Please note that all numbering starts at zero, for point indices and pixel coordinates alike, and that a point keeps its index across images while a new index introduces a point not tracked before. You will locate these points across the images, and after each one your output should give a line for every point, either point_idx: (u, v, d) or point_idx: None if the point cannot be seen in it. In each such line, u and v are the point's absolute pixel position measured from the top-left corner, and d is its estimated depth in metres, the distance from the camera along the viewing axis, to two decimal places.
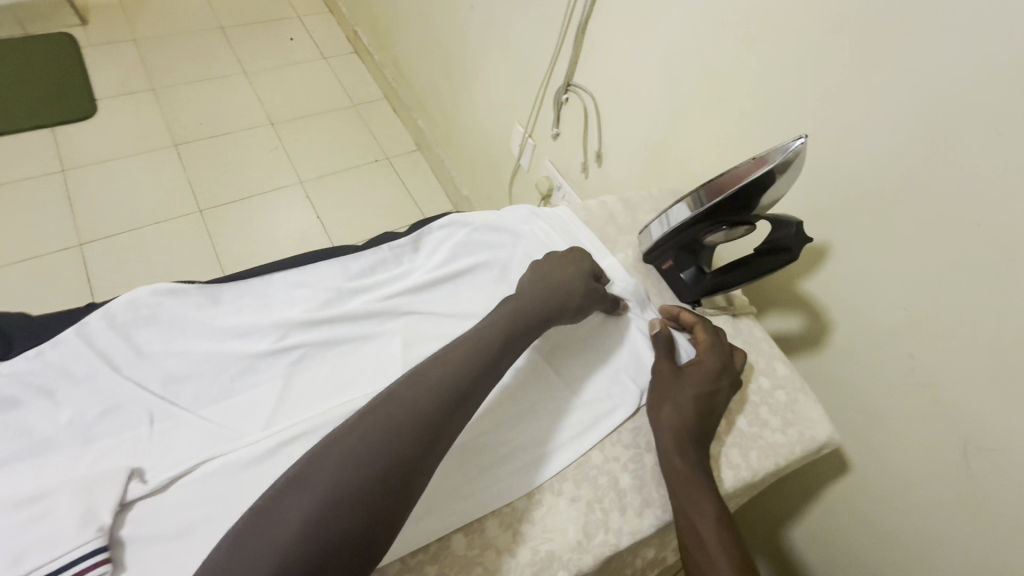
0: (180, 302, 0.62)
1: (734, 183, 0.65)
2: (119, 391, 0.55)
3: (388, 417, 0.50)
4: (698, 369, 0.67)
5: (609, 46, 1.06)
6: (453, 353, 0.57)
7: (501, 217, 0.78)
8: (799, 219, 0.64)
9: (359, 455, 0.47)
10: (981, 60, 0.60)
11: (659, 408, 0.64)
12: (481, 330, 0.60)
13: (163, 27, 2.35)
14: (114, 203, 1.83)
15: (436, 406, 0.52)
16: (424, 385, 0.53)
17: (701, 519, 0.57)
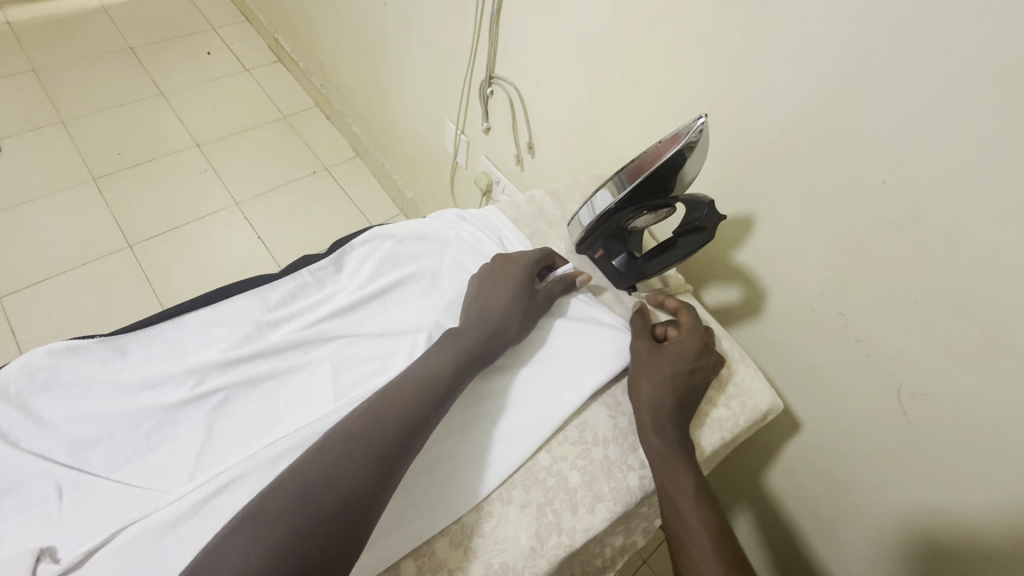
0: (80, 360, 0.57)
1: (650, 165, 0.65)
2: (18, 467, 0.51)
3: (346, 452, 0.49)
4: (679, 344, 0.68)
5: (523, 35, 1.04)
6: (402, 386, 0.55)
7: (425, 225, 0.76)
8: (711, 198, 0.65)
9: (317, 490, 0.46)
10: (865, 24, 0.61)
11: (641, 380, 0.65)
12: (429, 357, 0.59)
13: (65, 53, 2.19)
14: (32, 248, 1.71)
15: (391, 435, 0.51)
16: (374, 419, 0.52)
17: (677, 491, 0.58)
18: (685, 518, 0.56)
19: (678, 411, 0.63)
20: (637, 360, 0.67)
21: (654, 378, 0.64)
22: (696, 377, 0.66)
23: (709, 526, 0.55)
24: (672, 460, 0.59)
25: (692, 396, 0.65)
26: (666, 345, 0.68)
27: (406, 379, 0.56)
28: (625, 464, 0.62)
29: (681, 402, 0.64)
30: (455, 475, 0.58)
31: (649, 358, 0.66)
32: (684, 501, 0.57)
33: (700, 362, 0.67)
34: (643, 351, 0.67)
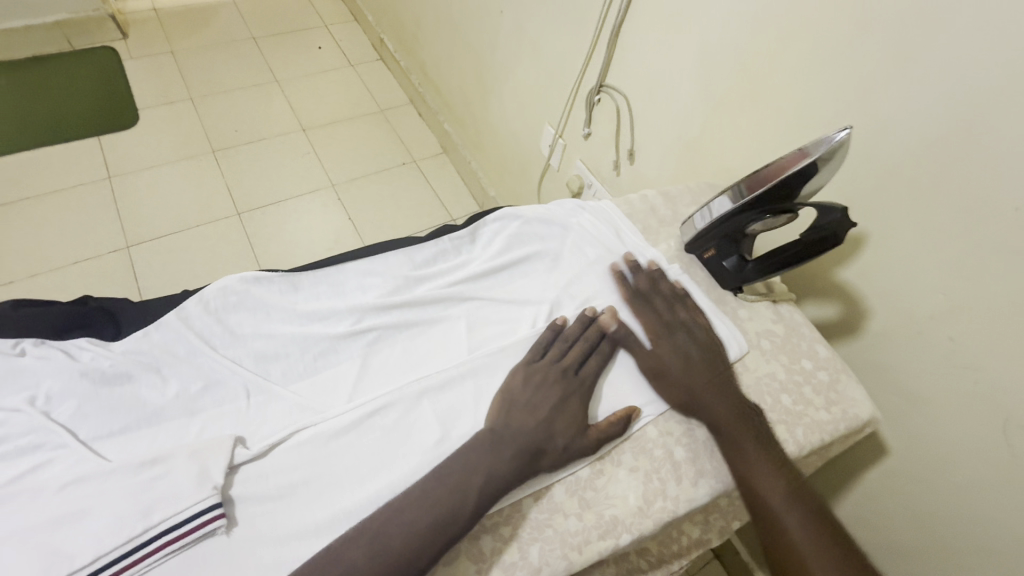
0: (265, 289, 0.67)
1: (778, 176, 0.68)
2: (217, 369, 0.61)
3: (512, 412, 0.61)
4: (679, 332, 0.72)
5: (642, 49, 1.11)
6: (553, 362, 0.66)
7: (549, 210, 0.83)
8: (844, 206, 0.66)
9: (492, 439, 0.58)
10: (1012, 59, 0.63)
11: (668, 370, 0.68)
12: (543, 409, 0.61)
13: (199, 39, 2.44)
14: (159, 206, 1.91)
15: (549, 400, 0.62)
16: (534, 385, 0.63)
17: (746, 459, 0.63)
18: (759, 492, 0.61)
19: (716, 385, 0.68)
20: (659, 355, 0.69)
21: (679, 364, 0.69)
22: (714, 348, 0.72)
23: (783, 493, 0.60)
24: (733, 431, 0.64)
25: (723, 369, 0.70)
26: (674, 330, 0.72)
27: (534, 416, 0.60)
28: None
29: (717, 382, 0.68)
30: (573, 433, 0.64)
31: (669, 350, 0.70)
32: (757, 475, 0.61)
33: (707, 336, 0.73)
34: (662, 346, 0.70)
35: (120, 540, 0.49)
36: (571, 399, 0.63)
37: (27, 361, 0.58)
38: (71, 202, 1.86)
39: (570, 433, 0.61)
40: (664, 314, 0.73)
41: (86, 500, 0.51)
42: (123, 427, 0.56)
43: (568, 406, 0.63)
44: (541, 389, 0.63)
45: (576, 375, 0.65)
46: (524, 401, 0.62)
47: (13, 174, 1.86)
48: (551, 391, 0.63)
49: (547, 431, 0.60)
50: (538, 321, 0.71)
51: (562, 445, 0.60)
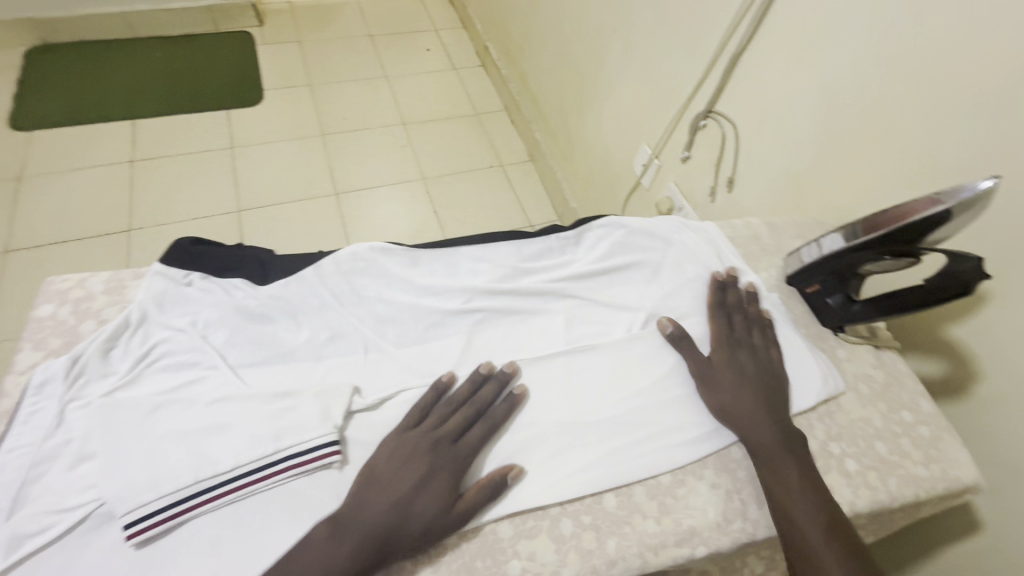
0: (389, 259, 0.74)
1: (900, 221, 0.66)
2: (342, 324, 0.68)
3: (368, 490, 0.54)
4: (745, 349, 0.70)
5: (760, 79, 1.11)
6: (430, 428, 0.59)
7: (653, 224, 0.85)
8: (981, 255, 0.63)
9: (338, 529, 0.52)
10: None
11: (722, 378, 0.67)
12: (402, 484, 0.55)
13: (322, 32, 2.66)
14: (270, 179, 2.09)
15: (409, 473, 0.55)
16: (398, 454, 0.57)
17: (784, 484, 0.60)
18: (794, 522, 0.58)
19: (766, 411, 0.65)
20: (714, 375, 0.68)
21: (735, 381, 0.67)
22: (775, 374, 0.69)
23: (822, 525, 0.57)
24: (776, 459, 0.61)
25: (779, 396, 0.67)
26: (736, 352, 0.70)
27: (393, 498, 0.54)
28: None
29: (772, 399, 0.66)
30: (660, 436, 0.65)
31: (728, 369, 0.68)
32: (796, 506, 0.58)
33: (773, 363, 0.70)
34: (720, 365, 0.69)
35: (255, 455, 0.55)
36: (439, 469, 0.56)
37: (193, 291, 0.67)
38: (197, 165, 2.05)
39: (435, 507, 0.54)
40: (738, 331, 0.72)
41: (230, 417, 0.58)
42: (262, 360, 0.63)
43: (434, 480, 0.56)
44: (407, 465, 0.56)
45: (455, 447, 0.58)
46: (386, 478, 0.55)
47: (155, 134, 2.09)
48: (417, 467, 0.56)
49: (401, 510, 0.53)
50: (633, 327, 0.73)
51: (422, 526, 0.53)
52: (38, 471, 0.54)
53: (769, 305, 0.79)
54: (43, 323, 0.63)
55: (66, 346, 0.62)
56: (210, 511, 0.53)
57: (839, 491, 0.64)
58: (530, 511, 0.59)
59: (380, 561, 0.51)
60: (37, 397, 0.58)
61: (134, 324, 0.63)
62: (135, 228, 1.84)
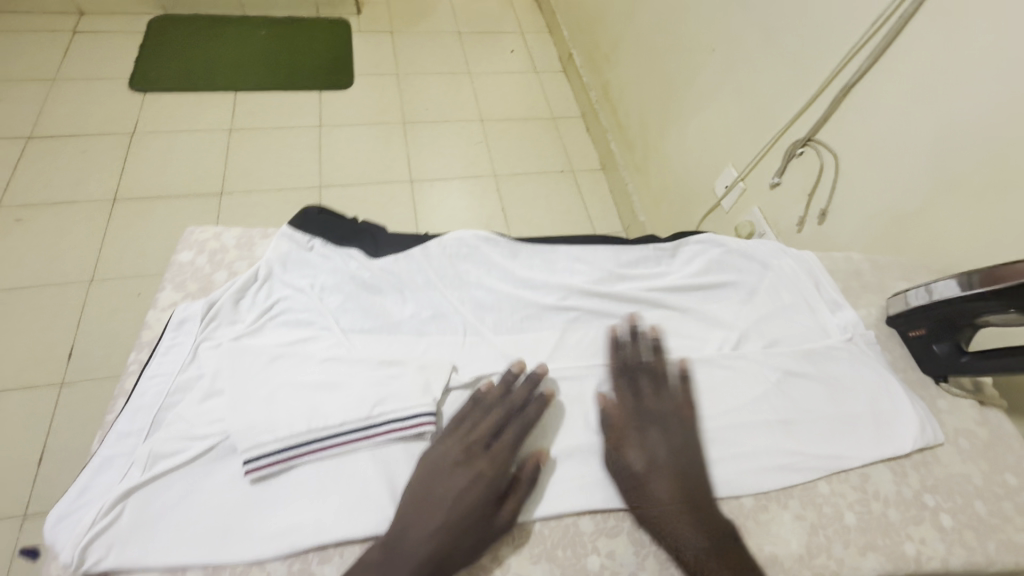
0: (492, 249, 0.76)
1: (1016, 278, 0.62)
2: (444, 304, 0.71)
3: (411, 507, 0.53)
4: (654, 426, 0.64)
5: (872, 111, 1.07)
6: (465, 436, 0.58)
7: (751, 246, 0.84)
8: None
9: (393, 552, 0.51)
10: None
11: (632, 470, 0.60)
12: (447, 501, 0.54)
13: (413, 25, 2.76)
14: (352, 159, 2.17)
15: (455, 486, 0.55)
16: (433, 465, 0.56)
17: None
18: None
19: (678, 483, 0.60)
20: (624, 449, 0.62)
21: (646, 462, 0.60)
22: (688, 447, 0.63)
23: None
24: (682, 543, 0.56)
25: (692, 477, 0.61)
26: (645, 424, 0.64)
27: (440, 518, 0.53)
28: (903, 531, 0.62)
29: (683, 475, 0.61)
30: (749, 457, 0.64)
31: (636, 449, 0.62)
32: None
33: (688, 433, 0.64)
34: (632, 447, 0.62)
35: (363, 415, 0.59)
36: (479, 480, 0.56)
37: (314, 255, 0.72)
38: (287, 138, 2.15)
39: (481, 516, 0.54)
40: (638, 401, 0.66)
41: (339, 375, 0.62)
42: (370, 327, 0.67)
43: (476, 492, 0.55)
44: (449, 481, 0.55)
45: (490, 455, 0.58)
46: (428, 497, 0.54)
47: (252, 106, 2.20)
48: (458, 483, 0.55)
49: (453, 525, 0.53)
50: (724, 346, 0.73)
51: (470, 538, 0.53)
52: (173, 399, 0.59)
53: (865, 344, 0.77)
54: (184, 268, 0.70)
55: (203, 291, 0.69)
56: (316, 460, 0.57)
57: (930, 544, 0.61)
58: (612, 511, 0.59)
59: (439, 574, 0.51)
60: (177, 332, 0.64)
61: (261, 279, 0.69)
62: (227, 192, 1.93)
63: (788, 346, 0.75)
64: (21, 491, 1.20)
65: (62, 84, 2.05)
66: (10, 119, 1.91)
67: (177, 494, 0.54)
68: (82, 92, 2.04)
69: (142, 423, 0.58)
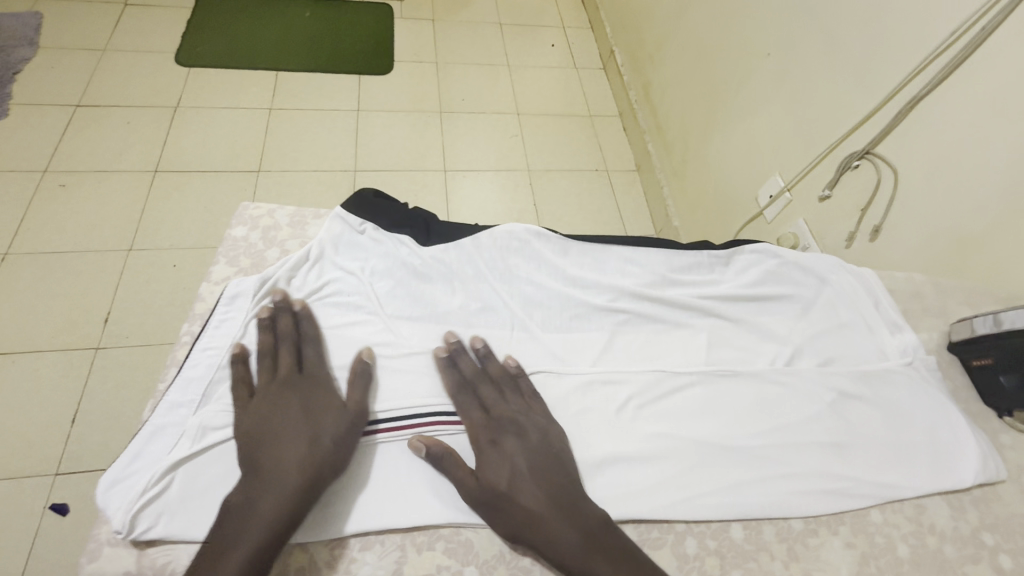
0: (543, 244, 0.75)
1: None
2: (493, 298, 0.70)
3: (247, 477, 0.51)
4: (511, 434, 0.58)
5: (940, 127, 1.03)
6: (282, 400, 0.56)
7: (810, 259, 0.81)
8: None
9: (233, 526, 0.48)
10: None
11: (494, 487, 0.54)
12: (281, 423, 0.54)
13: (455, 14, 2.74)
14: (387, 145, 2.17)
15: (276, 451, 0.52)
16: (261, 435, 0.54)
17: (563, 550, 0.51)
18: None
19: (549, 492, 0.54)
20: (484, 470, 0.55)
21: (509, 476, 0.54)
22: (551, 451, 0.57)
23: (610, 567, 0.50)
24: (558, 545, 0.51)
25: (561, 483, 0.55)
26: (501, 435, 0.58)
27: (280, 441, 0.53)
28: (959, 569, 0.59)
29: (552, 482, 0.55)
30: (802, 478, 0.62)
31: (491, 463, 0.56)
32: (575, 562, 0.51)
33: (542, 436, 0.58)
34: (483, 463, 0.56)
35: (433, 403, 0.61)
36: (313, 403, 0.56)
37: (365, 239, 0.71)
38: (325, 120, 2.16)
39: (341, 428, 0.55)
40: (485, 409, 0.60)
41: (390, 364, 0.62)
42: (418, 316, 0.67)
43: (308, 412, 0.55)
44: (274, 408, 0.55)
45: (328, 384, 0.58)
46: (264, 430, 0.54)
47: (293, 86, 2.21)
48: (284, 407, 0.55)
49: (306, 445, 0.53)
50: (778, 361, 0.71)
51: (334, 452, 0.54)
52: (223, 373, 0.60)
53: (926, 369, 0.73)
54: (237, 243, 0.70)
55: (255, 267, 0.69)
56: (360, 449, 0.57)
57: None
58: (655, 521, 0.58)
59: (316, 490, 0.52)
60: (229, 307, 0.64)
61: (312, 259, 0.68)
62: (263, 170, 1.95)
63: (844, 366, 0.72)
64: (52, 449, 1.23)
65: (112, 54, 2.09)
66: (61, 86, 1.96)
67: (224, 467, 0.54)
68: (130, 64, 2.08)
69: (193, 395, 0.58)
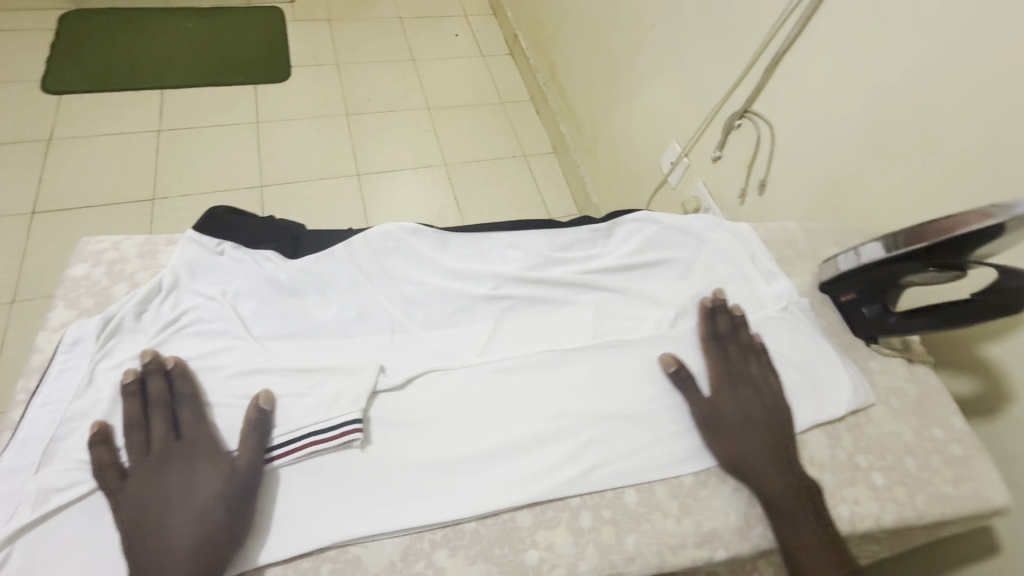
0: (420, 241, 0.73)
1: (942, 234, 0.63)
2: (371, 303, 0.67)
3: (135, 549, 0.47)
4: (747, 387, 0.66)
5: (803, 79, 1.08)
6: (172, 465, 0.52)
7: (688, 221, 0.84)
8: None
9: None
10: None
11: (725, 422, 0.63)
12: (153, 503, 0.49)
13: (352, 13, 2.64)
14: (294, 155, 2.07)
15: (166, 521, 0.49)
16: (149, 504, 0.49)
17: (772, 494, 0.60)
18: (787, 523, 0.59)
19: (771, 445, 0.63)
20: (721, 406, 0.64)
21: (740, 418, 0.63)
22: (779, 413, 0.65)
23: (813, 523, 0.59)
24: (770, 486, 0.60)
25: (784, 441, 0.64)
26: (739, 384, 0.66)
27: (166, 519, 0.49)
28: (838, 494, 0.63)
29: (778, 438, 0.63)
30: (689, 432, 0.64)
31: (730, 403, 0.64)
32: (789, 509, 0.59)
33: (774, 398, 0.66)
34: (723, 396, 0.65)
35: (279, 432, 0.56)
36: (175, 468, 0.52)
37: (225, 259, 0.67)
38: (222, 137, 2.03)
39: (236, 481, 0.52)
40: (734, 364, 0.68)
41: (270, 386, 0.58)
42: (289, 334, 0.63)
43: (176, 479, 0.51)
44: (134, 493, 0.50)
45: (177, 441, 0.53)
46: (153, 498, 0.50)
47: (181, 104, 2.07)
48: (144, 486, 0.50)
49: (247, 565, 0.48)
50: (663, 323, 0.72)
51: (232, 505, 0.50)
52: (67, 427, 0.54)
53: (799, 312, 0.77)
54: (79, 283, 0.65)
55: (100, 307, 0.63)
56: None
57: (863, 504, 0.63)
58: (550, 502, 0.57)
59: (231, 552, 0.49)
60: (71, 354, 0.58)
61: (165, 289, 0.64)
62: (159, 197, 1.82)
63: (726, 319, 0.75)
64: None
65: None
66: None
67: (75, 530, 0.49)
68: None
69: (31, 457, 0.53)
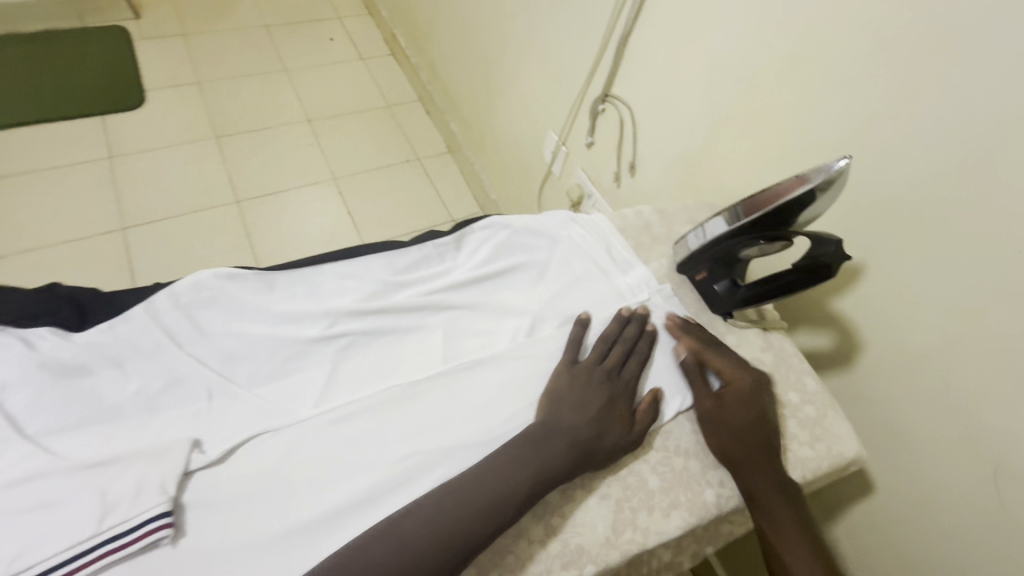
0: (239, 286, 0.65)
1: (774, 201, 0.65)
2: (182, 366, 0.59)
3: None
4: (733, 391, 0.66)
5: (649, 59, 1.08)
6: None
7: (540, 221, 0.81)
8: (839, 238, 0.65)
9: None
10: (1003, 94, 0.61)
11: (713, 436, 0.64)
12: None
13: (210, 23, 2.33)
14: (161, 188, 1.82)
15: None
16: None
17: (760, 498, 0.61)
18: (772, 525, 0.60)
19: (756, 449, 0.63)
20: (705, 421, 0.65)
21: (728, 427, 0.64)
22: (765, 413, 0.66)
23: (795, 521, 0.60)
24: (757, 490, 0.61)
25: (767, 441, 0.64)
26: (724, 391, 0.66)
27: None
28: (703, 479, 0.63)
29: (759, 438, 0.64)
30: None
31: (717, 415, 0.65)
32: (777, 512, 0.60)
33: (759, 398, 0.67)
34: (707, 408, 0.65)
35: (52, 549, 0.46)
36: None
37: None
38: (63, 179, 1.76)
39: None
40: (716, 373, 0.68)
41: (47, 493, 0.49)
42: (76, 423, 0.54)
43: None
44: None
45: None
46: None
47: (6, 148, 1.77)
48: None
49: None
50: (520, 334, 0.69)
51: None
52: None
53: (656, 300, 0.76)
54: None
55: None
56: None
57: (728, 484, 0.63)
58: None
59: None
60: None
61: None
62: None
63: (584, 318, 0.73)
64: None
65: None
66: None
67: None
68: None
69: None
